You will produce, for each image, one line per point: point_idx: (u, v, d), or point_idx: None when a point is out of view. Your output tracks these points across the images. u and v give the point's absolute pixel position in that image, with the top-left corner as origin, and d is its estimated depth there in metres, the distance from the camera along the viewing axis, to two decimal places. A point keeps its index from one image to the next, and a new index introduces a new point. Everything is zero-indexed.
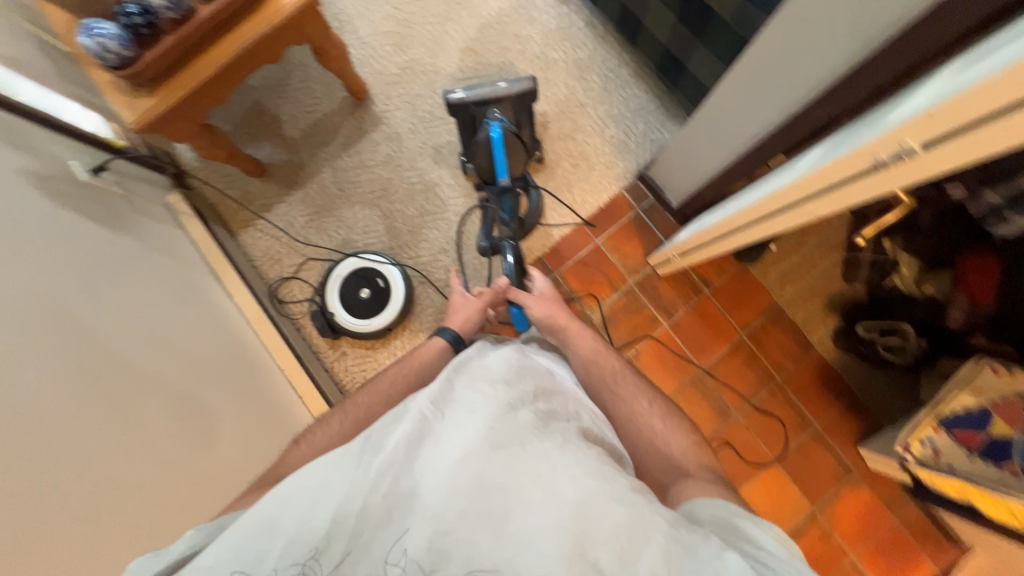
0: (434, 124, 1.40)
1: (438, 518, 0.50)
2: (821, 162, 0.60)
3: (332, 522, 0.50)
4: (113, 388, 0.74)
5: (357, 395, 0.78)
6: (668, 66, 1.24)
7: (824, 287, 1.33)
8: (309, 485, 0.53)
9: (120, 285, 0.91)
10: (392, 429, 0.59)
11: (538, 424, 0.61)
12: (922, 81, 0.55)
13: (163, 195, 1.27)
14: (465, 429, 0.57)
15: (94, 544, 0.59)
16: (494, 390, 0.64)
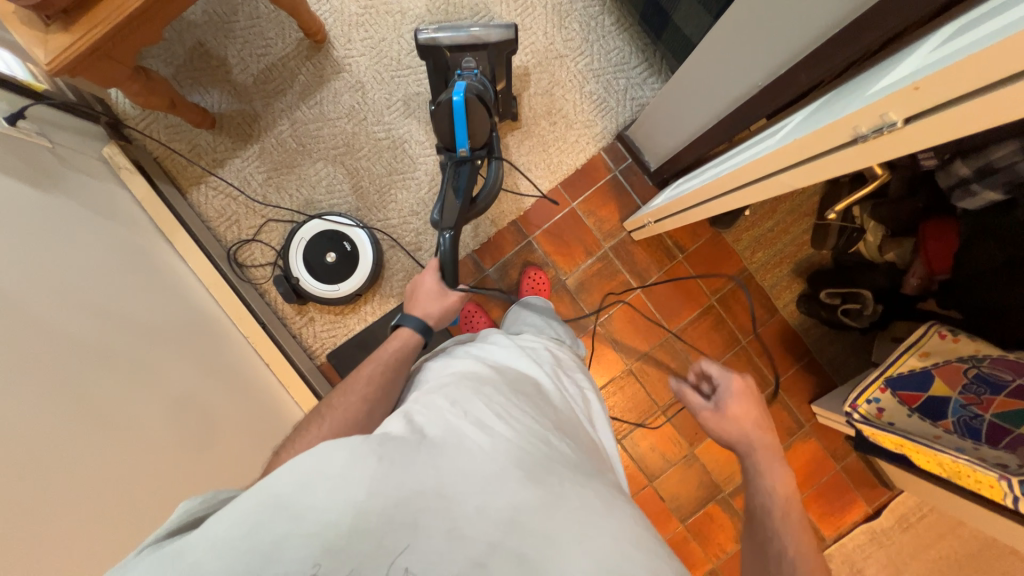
0: (401, 73, 1.29)
1: (470, 544, 0.44)
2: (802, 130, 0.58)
3: (354, 518, 0.43)
4: (51, 367, 0.69)
5: (333, 396, 0.68)
6: (653, 16, 1.16)
7: (793, 253, 1.35)
8: (326, 469, 0.44)
9: (52, 251, 0.83)
10: (430, 427, 0.51)
11: (577, 462, 0.54)
12: (906, 48, 0.52)
13: (98, 147, 1.14)
14: (506, 442, 0.51)
15: (46, 523, 0.57)
16: (532, 404, 0.59)
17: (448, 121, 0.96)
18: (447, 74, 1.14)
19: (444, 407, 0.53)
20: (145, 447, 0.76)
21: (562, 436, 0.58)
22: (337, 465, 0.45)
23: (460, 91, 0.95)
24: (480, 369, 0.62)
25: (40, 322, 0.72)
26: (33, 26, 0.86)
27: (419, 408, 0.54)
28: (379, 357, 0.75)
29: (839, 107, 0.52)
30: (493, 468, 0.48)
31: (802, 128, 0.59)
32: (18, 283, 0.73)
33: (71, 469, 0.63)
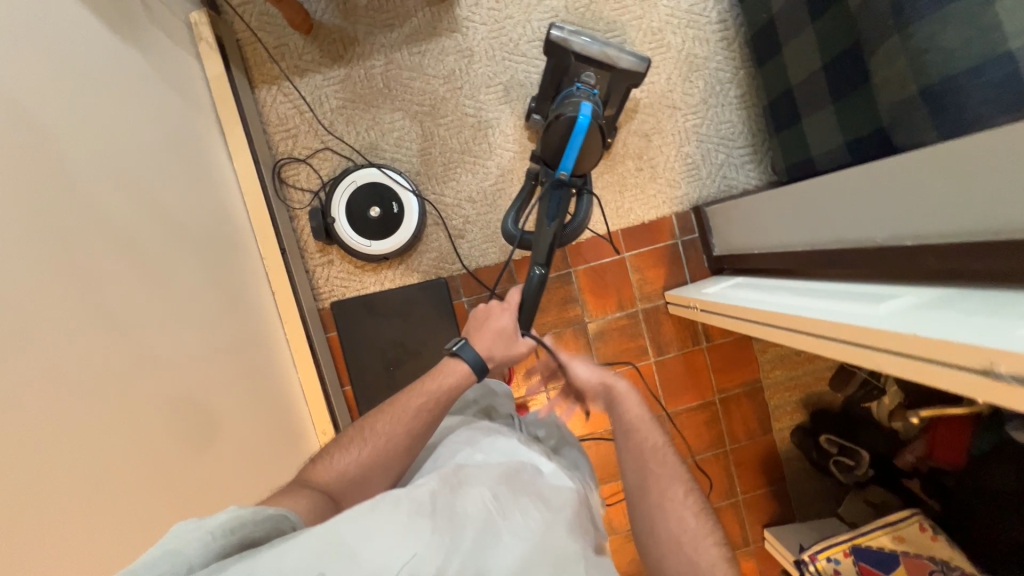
0: (513, 58, 1.22)
1: None
2: (926, 327, 0.54)
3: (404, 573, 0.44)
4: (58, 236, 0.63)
5: (376, 420, 0.74)
6: (781, 109, 1.12)
7: (808, 384, 1.34)
8: (373, 529, 0.47)
9: (105, 108, 0.78)
10: (465, 500, 0.55)
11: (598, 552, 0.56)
12: None
13: (186, 8, 1.07)
14: (531, 521, 0.55)
15: None
16: (549, 490, 0.63)
17: (560, 136, 0.94)
18: (562, 78, 1.08)
19: (466, 485, 0.58)
20: (142, 346, 0.72)
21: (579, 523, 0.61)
22: (386, 525, 0.48)
23: (586, 112, 0.91)
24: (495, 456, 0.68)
25: (61, 185, 0.66)
26: None
27: (444, 481, 0.59)
28: (422, 387, 0.77)
29: (979, 329, 0.49)
30: (527, 549, 0.51)
31: (920, 323, 0.56)
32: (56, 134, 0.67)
33: (59, 354, 0.59)
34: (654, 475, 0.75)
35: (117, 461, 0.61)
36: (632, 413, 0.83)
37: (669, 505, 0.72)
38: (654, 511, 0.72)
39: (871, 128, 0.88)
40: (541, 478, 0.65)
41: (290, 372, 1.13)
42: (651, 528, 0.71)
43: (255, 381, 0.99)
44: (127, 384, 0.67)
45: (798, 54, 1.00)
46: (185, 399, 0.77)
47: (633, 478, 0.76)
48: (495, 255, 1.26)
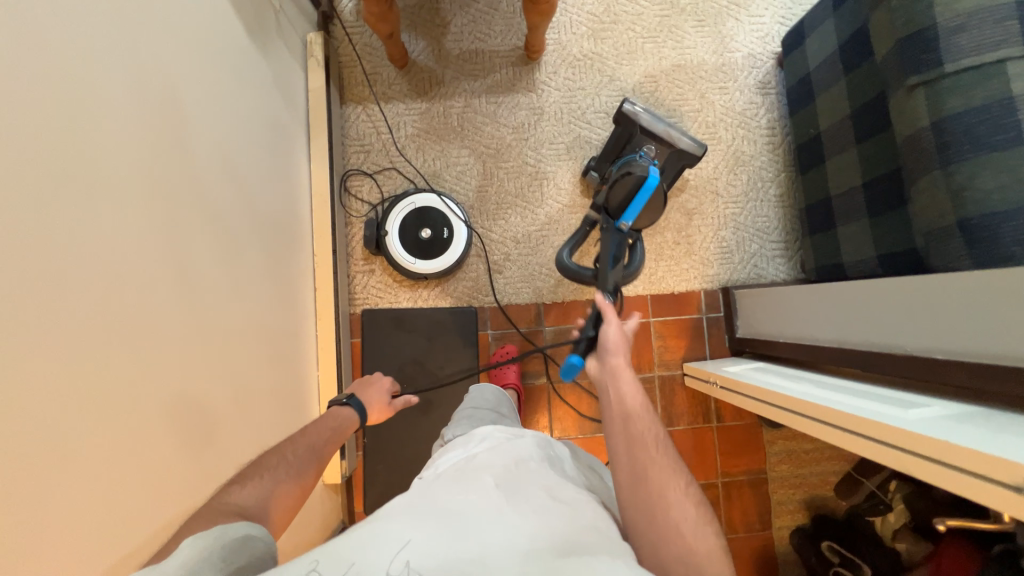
0: (578, 124, 1.34)
1: None
2: (961, 438, 0.56)
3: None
4: (152, 198, 0.69)
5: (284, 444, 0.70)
6: (817, 215, 1.20)
7: (812, 485, 1.33)
8: (364, 534, 0.48)
9: (223, 100, 0.88)
10: (455, 505, 0.53)
11: (592, 539, 0.52)
12: None
13: (305, 29, 1.21)
14: (534, 498, 0.56)
15: (91, 338, 0.57)
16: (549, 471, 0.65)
17: (628, 191, 1.00)
18: (625, 144, 1.18)
19: (453, 480, 0.60)
20: (194, 313, 0.76)
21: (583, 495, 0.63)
22: (382, 527, 0.49)
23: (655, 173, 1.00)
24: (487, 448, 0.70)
25: (169, 154, 0.73)
26: None
27: (432, 484, 0.61)
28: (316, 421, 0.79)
29: (1011, 447, 0.52)
30: (516, 546, 0.48)
31: (955, 434, 0.58)
32: (177, 111, 0.76)
33: (124, 308, 0.62)
34: (658, 471, 0.67)
35: (141, 417, 0.63)
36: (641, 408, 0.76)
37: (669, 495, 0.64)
38: (648, 500, 0.64)
39: (905, 246, 0.95)
40: (538, 476, 0.62)
41: (310, 368, 1.15)
42: (652, 522, 0.62)
43: (279, 370, 1.01)
44: (170, 345, 0.70)
45: (840, 168, 1.09)
46: (216, 369, 0.80)
47: (630, 473, 0.68)
48: (527, 295, 1.31)
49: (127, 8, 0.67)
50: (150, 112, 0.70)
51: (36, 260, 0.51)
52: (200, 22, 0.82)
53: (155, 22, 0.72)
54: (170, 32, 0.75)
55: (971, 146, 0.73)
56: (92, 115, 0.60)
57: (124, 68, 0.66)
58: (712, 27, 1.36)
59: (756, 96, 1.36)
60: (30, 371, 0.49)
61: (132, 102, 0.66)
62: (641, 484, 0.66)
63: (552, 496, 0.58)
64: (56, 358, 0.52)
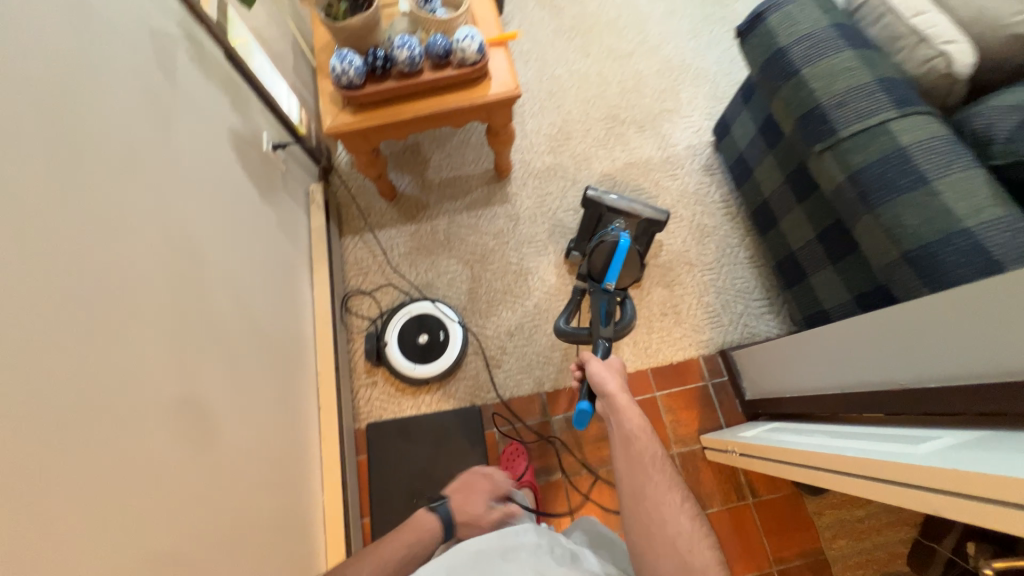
0: (552, 223, 1.50)
1: None
2: (959, 462, 0.55)
3: None
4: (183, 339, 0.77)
5: None
6: (787, 268, 1.27)
7: (883, 562, 1.17)
8: None
9: (242, 247, 1.01)
10: None
11: None
12: None
13: (308, 182, 1.43)
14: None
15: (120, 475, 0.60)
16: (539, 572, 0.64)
17: (606, 253, 1.01)
18: (596, 224, 1.29)
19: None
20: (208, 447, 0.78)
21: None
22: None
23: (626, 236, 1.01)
24: (474, 553, 0.68)
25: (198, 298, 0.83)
26: (333, 103, 1.16)
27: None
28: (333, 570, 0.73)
29: (1009, 464, 0.51)
30: None
31: (958, 460, 0.57)
32: (207, 261, 0.87)
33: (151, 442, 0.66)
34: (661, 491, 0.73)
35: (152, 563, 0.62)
36: (636, 428, 0.81)
37: (661, 512, 0.71)
38: (642, 514, 0.71)
39: (871, 286, 0.99)
40: None
41: (316, 495, 1.12)
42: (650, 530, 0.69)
43: (286, 498, 0.98)
44: (186, 479, 0.71)
45: (793, 225, 1.19)
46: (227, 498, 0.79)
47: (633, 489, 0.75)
48: (529, 386, 1.32)
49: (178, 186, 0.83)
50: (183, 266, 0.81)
51: (81, 403, 0.57)
52: (226, 188, 0.99)
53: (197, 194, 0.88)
54: (207, 200, 0.90)
55: (888, 190, 0.82)
56: (138, 273, 0.70)
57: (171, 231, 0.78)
58: (651, 130, 1.59)
59: (703, 177, 1.53)
60: (62, 515, 0.51)
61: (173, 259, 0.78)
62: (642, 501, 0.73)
63: None
64: (84, 502, 0.54)
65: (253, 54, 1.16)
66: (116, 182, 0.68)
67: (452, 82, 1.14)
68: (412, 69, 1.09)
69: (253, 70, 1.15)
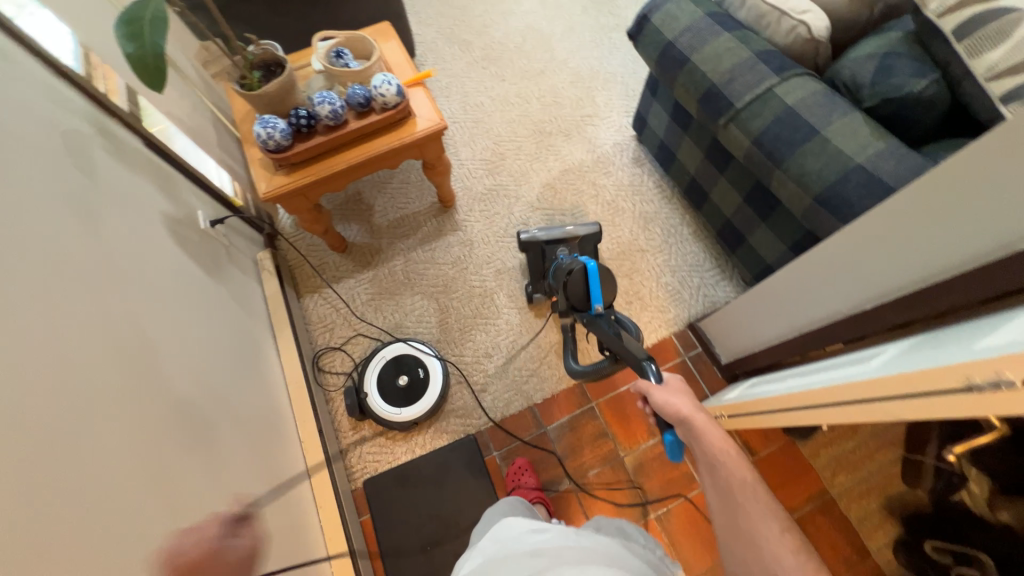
0: (505, 240, 1.54)
1: None
2: (902, 367, 0.60)
3: None
4: (163, 430, 0.73)
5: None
6: (728, 235, 1.36)
7: (881, 486, 1.23)
8: None
9: (197, 327, 0.98)
10: None
11: None
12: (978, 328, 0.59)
13: (254, 251, 1.41)
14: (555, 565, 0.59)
15: None
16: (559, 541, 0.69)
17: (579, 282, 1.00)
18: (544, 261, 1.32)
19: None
20: None
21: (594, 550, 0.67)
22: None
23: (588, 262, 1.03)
24: (497, 540, 0.73)
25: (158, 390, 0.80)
26: (265, 169, 1.16)
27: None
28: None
29: (941, 356, 0.56)
30: None
31: (901, 365, 0.62)
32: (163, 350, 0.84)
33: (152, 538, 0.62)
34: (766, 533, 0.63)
35: None
36: (724, 456, 0.70)
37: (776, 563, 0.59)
38: (753, 569, 0.61)
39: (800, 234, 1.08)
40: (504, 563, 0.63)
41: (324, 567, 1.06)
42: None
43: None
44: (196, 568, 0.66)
45: (723, 195, 1.29)
46: None
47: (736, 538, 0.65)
48: (518, 402, 1.33)
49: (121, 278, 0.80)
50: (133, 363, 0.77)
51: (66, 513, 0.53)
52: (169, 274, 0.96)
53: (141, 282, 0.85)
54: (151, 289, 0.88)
55: (789, 144, 0.91)
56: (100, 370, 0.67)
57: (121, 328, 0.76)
58: (578, 136, 1.69)
59: (635, 169, 1.63)
60: None
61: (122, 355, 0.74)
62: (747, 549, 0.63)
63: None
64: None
65: (175, 138, 1.16)
66: (56, 283, 0.66)
67: (377, 126, 1.17)
68: (337, 121, 1.12)
69: (178, 153, 1.15)
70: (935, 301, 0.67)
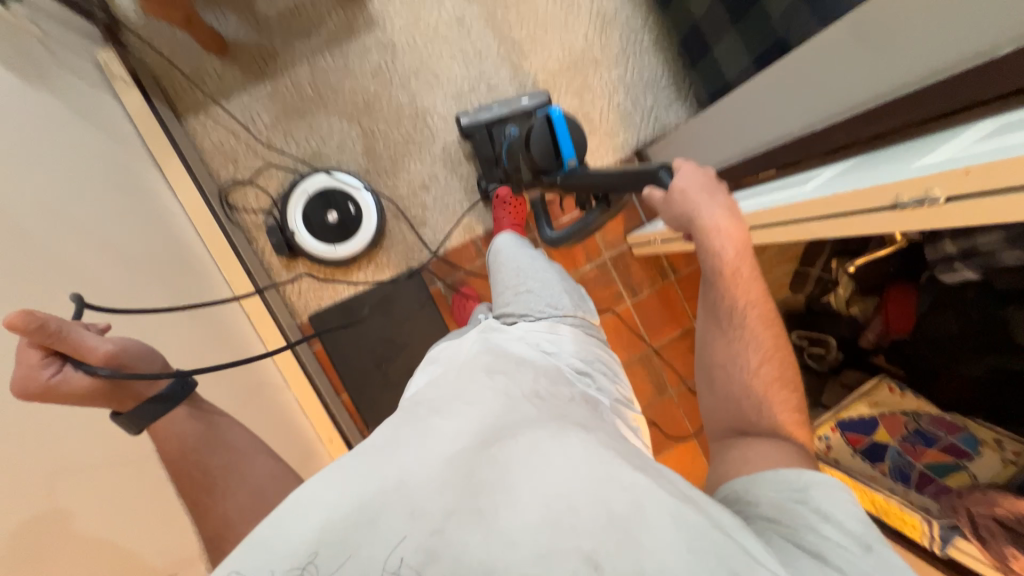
0: (435, 43, 1.25)
1: (426, 515, 0.43)
2: (834, 189, 0.61)
3: (323, 531, 0.42)
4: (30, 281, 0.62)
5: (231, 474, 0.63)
6: (692, 43, 1.19)
7: (772, 292, 1.44)
8: (306, 495, 0.45)
9: (36, 156, 0.76)
10: (396, 433, 0.52)
11: (541, 417, 0.54)
12: (916, 148, 0.59)
13: (90, 48, 1.04)
14: (531, 424, 0.53)
15: None
16: (534, 384, 0.62)
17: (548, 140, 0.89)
18: (494, 145, 1.19)
19: (440, 420, 0.53)
20: None
21: (568, 402, 0.62)
22: (313, 487, 0.46)
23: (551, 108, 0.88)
24: (471, 366, 0.64)
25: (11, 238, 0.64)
26: None
27: (416, 423, 0.54)
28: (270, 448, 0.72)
29: (876, 177, 0.56)
30: (447, 453, 0.49)
31: (833, 188, 0.63)
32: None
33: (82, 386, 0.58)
34: (737, 340, 0.65)
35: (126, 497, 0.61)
36: (726, 267, 0.65)
37: (735, 363, 0.64)
38: (711, 356, 0.67)
39: (769, 42, 0.96)
40: (489, 373, 0.62)
41: (283, 391, 1.13)
42: (714, 383, 0.66)
43: (250, 404, 0.97)
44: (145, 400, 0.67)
45: None
46: None
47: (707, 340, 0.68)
48: (460, 235, 1.30)
49: None
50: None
51: None
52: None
53: None
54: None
55: None
56: None
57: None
58: None
59: None
60: None
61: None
62: (716, 347, 0.66)
63: (496, 391, 0.58)
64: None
65: None
66: None
67: None
68: None
69: None
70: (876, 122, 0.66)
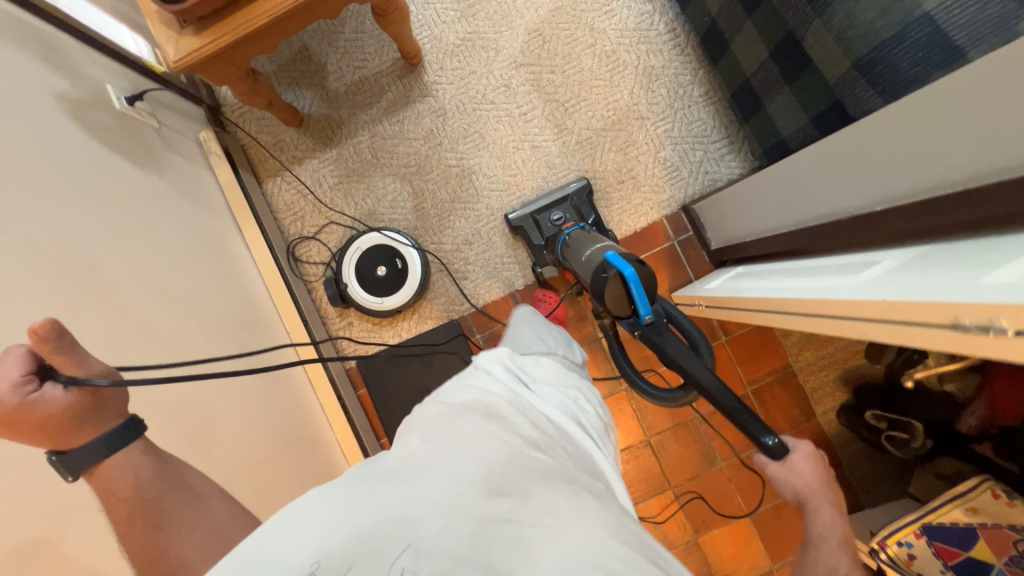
0: (483, 108, 1.32)
1: (433, 561, 0.47)
2: (884, 291, 0.55)
3: (319, 559, 0.45)
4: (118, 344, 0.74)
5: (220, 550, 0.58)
6: (744, 99, 1.14)
7: (843, 360, 1.29)
8: (304, 511, 0.49)
9: (141, 232, 0.91)
10: (397, 462, 0.56)
11: (543, 469, 0.58)
12: (993, 251, 0.51)
13: (195, 129, 1.23)
14: (538, 480, 0.56)
15: None
16: (535, 433, 0.64)
17: (622, 295, 0.78)
18: (542, 233, 1.27)
19: (440, 453, 0.56)
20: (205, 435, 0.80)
21: (569, 460, 0.64)
22: (306, 512, 0.49)
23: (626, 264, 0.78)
24: (471, 400, 0.66)
25: (110, 308, 0.77)
26: (166, 25, 0.92)
27: (413, 455, 0.57)
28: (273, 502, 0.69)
29: (933, 285, 0.50)
30: (451, 492, 0.51)
31: (884, 288, 0.56)
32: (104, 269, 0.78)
33: None
34: None
35: None
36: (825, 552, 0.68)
37: None
38: None
39: (826, 104, 0.89)
40: (493, 411, 0.65)
41: (327, 434, 1.20)
42: None
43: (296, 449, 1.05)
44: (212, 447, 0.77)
45: (745, 46, 1.04)
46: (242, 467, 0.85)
47: None
48: (500, 289, 1.33)
49: (28, 190, 0.71)
50: (72, 289, 0.72)
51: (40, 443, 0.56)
52: (87, 173, 0.84)
53: (52, 191, 0.75)
54: (66, 196, 0.77)
55: None
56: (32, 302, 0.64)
57: (45, 245, 0.70)
58: None
59: (644, 4, 1.29)
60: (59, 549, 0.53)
61: (58, 278, 0.70)
62: None
63: (500, 432, 0.61)
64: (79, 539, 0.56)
65: None
66: None
67: None
68: None
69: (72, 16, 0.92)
70: (943, 213, 0.58)
